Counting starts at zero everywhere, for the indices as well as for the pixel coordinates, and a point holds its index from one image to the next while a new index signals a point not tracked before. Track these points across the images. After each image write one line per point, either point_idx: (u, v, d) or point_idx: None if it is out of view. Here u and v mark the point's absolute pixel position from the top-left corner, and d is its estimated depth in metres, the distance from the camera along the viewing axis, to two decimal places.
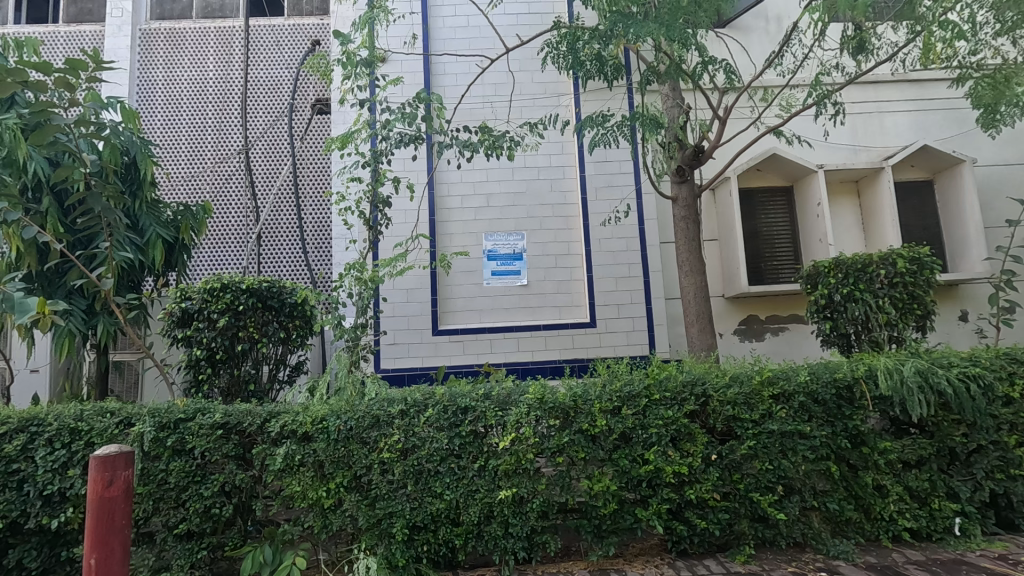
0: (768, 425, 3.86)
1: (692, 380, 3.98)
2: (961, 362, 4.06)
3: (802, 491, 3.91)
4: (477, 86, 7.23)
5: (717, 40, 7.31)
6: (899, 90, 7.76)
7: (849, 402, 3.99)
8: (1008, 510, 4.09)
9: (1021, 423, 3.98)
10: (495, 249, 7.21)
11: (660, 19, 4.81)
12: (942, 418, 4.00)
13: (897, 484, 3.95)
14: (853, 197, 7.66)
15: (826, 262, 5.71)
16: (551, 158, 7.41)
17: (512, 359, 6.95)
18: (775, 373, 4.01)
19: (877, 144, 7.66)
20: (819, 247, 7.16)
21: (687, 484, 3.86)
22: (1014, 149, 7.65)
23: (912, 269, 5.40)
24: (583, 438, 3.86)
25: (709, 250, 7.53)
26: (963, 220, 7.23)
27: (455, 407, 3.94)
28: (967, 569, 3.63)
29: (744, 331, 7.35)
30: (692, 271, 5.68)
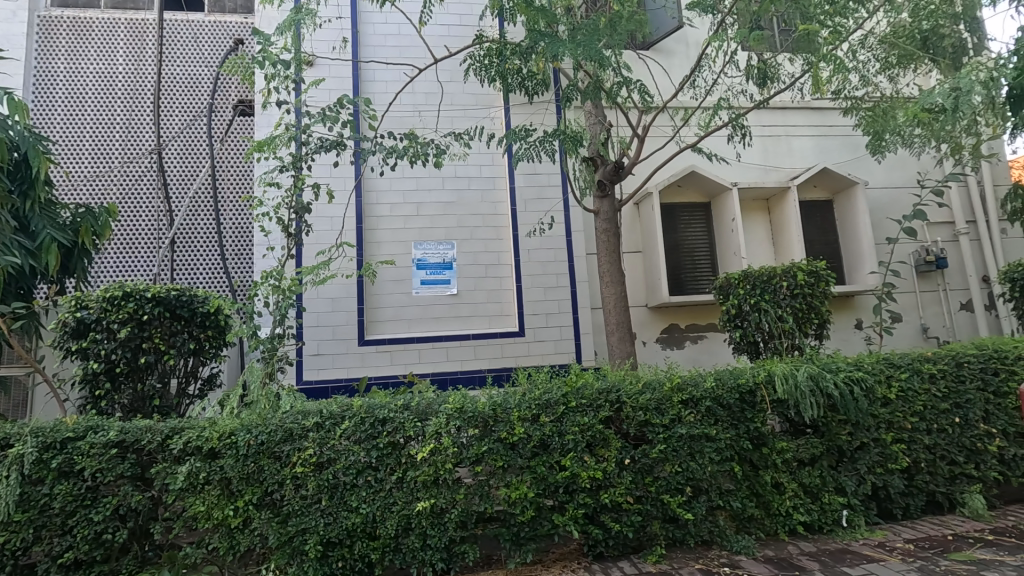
0: (677, 429, 4.05)
1: (607, 388, 4.13)
2: (847, 367, 4.44)
3: (709, 492, 4.12)
4: (408, 94, 7.21)
5: (639, 61, 7.69)
6: (803, 116, 8.44)
7: (751, 405, 4.26)
8: (887, 501, 4.49)
9: (897, 422, 4.40)
10: (424, 258, 7.18)
11: (578, 39, 4.99)
12: (832, 418, 4.35)
13: (793, 481, 4.25)
14: (763, 214, 8.22)
15: (736, 275, 6.10)
16: (481, 168, 7.48)
17: (441, 369, 6.92)
18: (685, 379, 4.23)
19: (784, 165, 8.28)
20: (733, 260, 7.63)
21: (603, 489, 3.98)
22: (898, 173, 8.49)
23: (811, 281, 5.83)
24: (501, 446, 3.90)
25: (634, 262, 7.83)
26: (857, 237, 7.93)
27: (373, 418, 3.88)
28: (851, 557, 3.94)
29: (666, 339, 7.67)
30: (614, 281, 5.89)
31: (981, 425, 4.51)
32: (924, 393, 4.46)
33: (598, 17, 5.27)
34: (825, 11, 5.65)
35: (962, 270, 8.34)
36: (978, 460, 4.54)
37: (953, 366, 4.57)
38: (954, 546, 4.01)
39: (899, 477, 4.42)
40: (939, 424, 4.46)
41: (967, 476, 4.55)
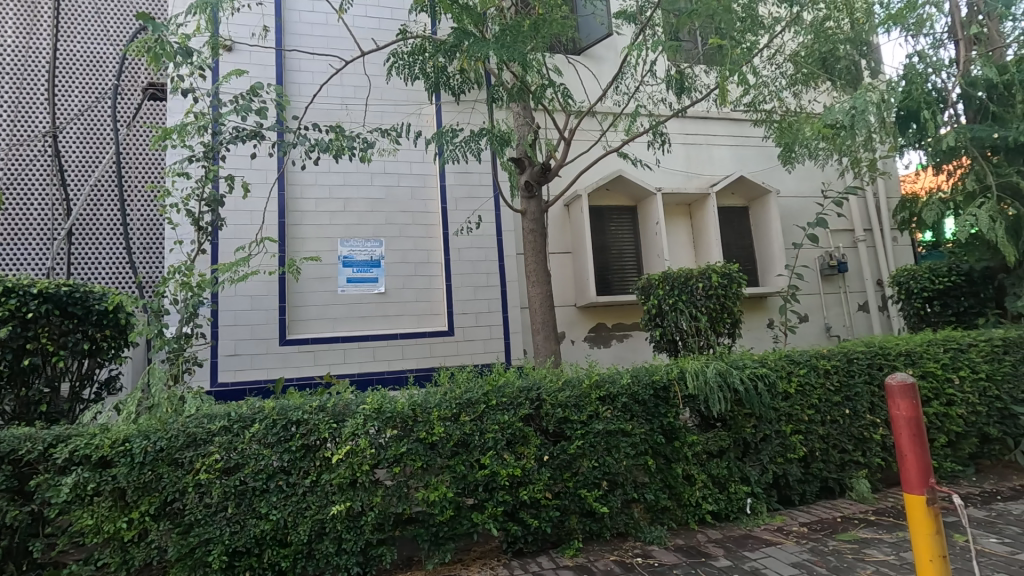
0: (595, 425, 4.16)
1: (528, 386, 4.18)
2: (752, 363, 4.72)
3: (624, 486, 4.25)
4: (335, 87, 7.00)
5: (570, 66, 7.85)
6: (722, 126, 8.91)
7: (664, 400, 4.45)
8: (786, 488, 4.81)
9: (795, 414, 4.73)
10: (350, 255, 6.98)
11: (501, 41, 5.02)
12: (738, 412, 4.60)
13: (702, 473, 4.47)
14: (686, 218, 8.60)
15: (657, 276, 6.35)
16: (412, 165, 7.37)
17: (367, 369, 6.76)
18: (603, 377, 4.36)
19: (705, 172, 8.70)
20: (656, 262, 7.93)
21: (522, 486, 4.01)
22: (806, 184, 9.14)
23: (725, 283, 6.13)
24: (420, 446, 3.84)
25: (563, 262, 7.97)
26: (769, 242, 8.48)
27: (285, 420, 3.73)
28: (752, 543, 4.19)
29: (593, 338, 7.86)
30: (540, 281, 5.98)
31: (868, 416, 4.93)
32: (819, 387, 4.82)
33: (522, 19, 5.32)
34: (735, 29, 6.01)
35: (860, 274, 9.10)
36: (864, 447, 4.96)
37: (845, 362, 4.95)
38: (842, 527, 4.35)
39: (797, 465, 4.75)
40: (832, 416, 4.84)
41: (855, 463, 4.96)
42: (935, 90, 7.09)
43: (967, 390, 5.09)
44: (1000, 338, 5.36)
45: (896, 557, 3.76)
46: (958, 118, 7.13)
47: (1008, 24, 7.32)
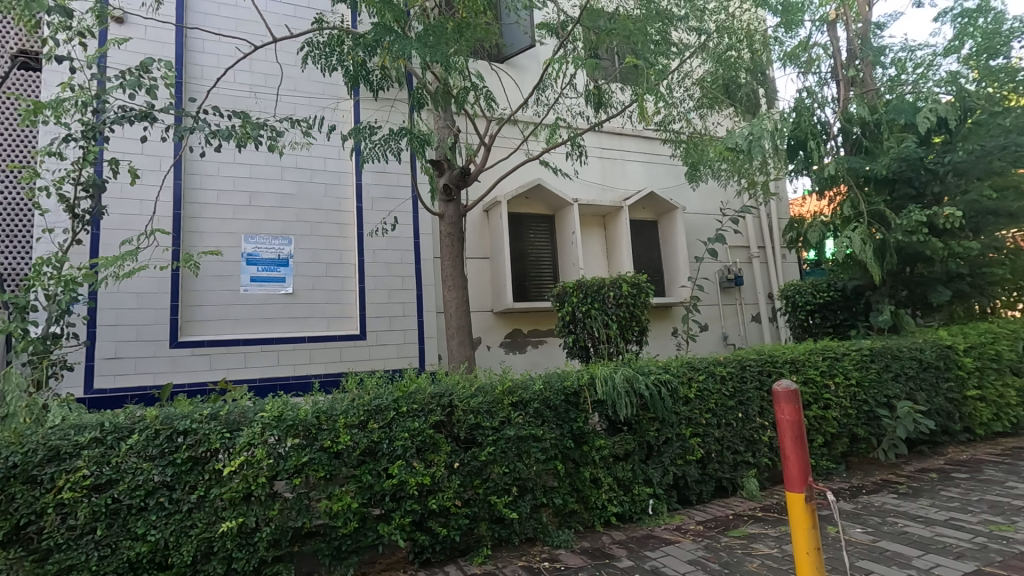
0: (506, 431, 4.15)
1: (440, 392, 4.10)
2: (656, 370, 4.95)
3: (534, 491, 4.27)
4: (243, 73, 6.58)
5: (493, 72, 7.90)
6: (635, 143, 9.35)
7: (574, 405, 4.55)
8: (686, 488, 5.07)
9: (694, 418, 5.01)
10: (255, 253, 6.54)
11: (425, 40, 4.95)
12: (643, 416, 4.81)
13: (608, 476, 4.61)
14: (600, 229, 8.90)
15: (571, 284, 6.50)
16: (326, 161, 7.06)
17: (270, 374, 6.35)
18: (516, 383, 4.38)
19: (618, 186, 9.06)
20: (571, 270, 8.14)
21: (431, 494, 3.91)
22: (709, 202, 9.78)
23: (633, 292, 6.37)
24: (324, 456, 3.64)
25: (481, 267, 7.96)
26: (676, 254, 8.98)
27: (169, 430, 3.39)
28: (653, 542, 4.36)
29: (508, 344, 7.91)
30: (455, 286, 5.92)
31: (757, 419, 5.32)
32: (716, 392, 5.14)
33: (447, 21, 5.30)
34: (650, 50, 6.36)
35: (754, 287, 9.86)
36: (754, 448, 5.35)
37: (739, 369, 5.32)
38: (733, 524, 4.65)
39: (695, 467, 5.02)
40: (727, 419, 5.17)
41: (745, 463, 5.33)
42: (820, 123, 7.85)
43: (841, 395, 5.64)
44: (867, 348, 6.00)
45: (778, 550, 4.06)
46: (837, 150, 7.95)
47: (878, 70, 8.29)
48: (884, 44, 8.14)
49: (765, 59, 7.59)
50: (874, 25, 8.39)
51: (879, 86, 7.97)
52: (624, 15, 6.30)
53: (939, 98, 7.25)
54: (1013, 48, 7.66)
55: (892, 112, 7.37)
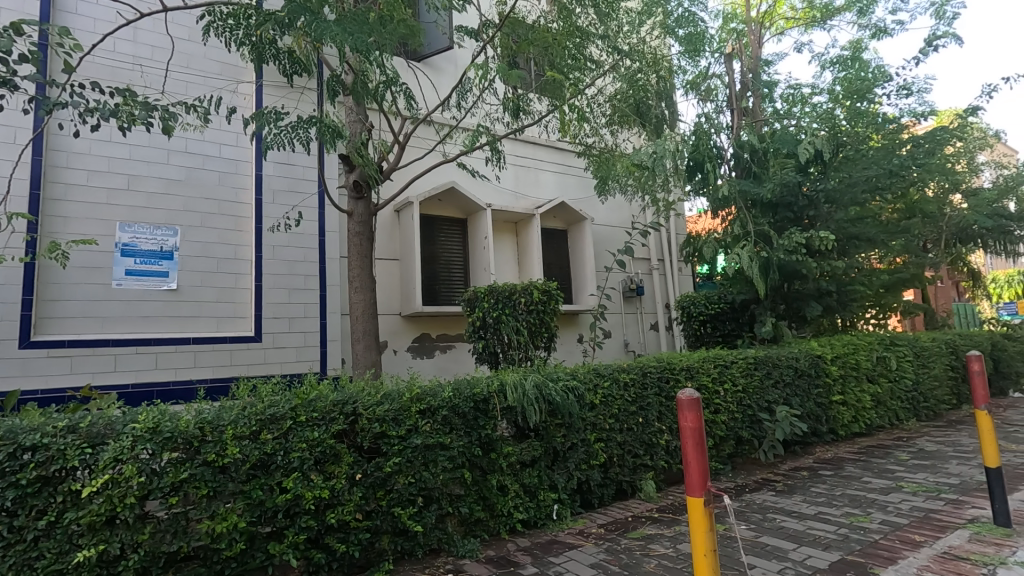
0: (413, 439, 4.00)
1: (343, 399, 3.86)
2: (565, 376, 5.03)
3: (439, 500, 4.15)
4: (126, 42, 5.89)
5: (409, 69, 7.71)
6: (548, 153, 9.54)
7: (483, 413, 4.50)
8: (588, 492, 5.18)
9: (599, 423, 5.14)
10: (133, 243, 5.83)
11: (346, 26, 4.73)
12: (550, 422, 4.87)
13: (515, 483, 4.59)
14: (512, 235, 8.96)
15: (483, 288, 6.45)
16: (222, 147, 6.49)
17: (146, 379, 5.70)
18: (424, 390, 4.23)
19: (531, 194, 9.18)
20: (482, 275, 8.11)
21: (329, 508, 3.65)
22: (616, 215, 10.19)
23: (544, 299, 6.45)
24: (207, 471, 3.28)
25: (390, 268, 7.70)
26: (584, 264, 9.26)
27: (13, 446, 2.91)
28: (557, 547, 4.39)
29: (416, 348, 7.70)
30: (363, 287, 5.65)
31: (656, 423, 5.56)
32: (619, 398, 5.32)
33: (368, 10, 5.11)
34: (568, 64, 6.57)
35: (654, 297, 10.40)
36: (652, 451, 5.58)
37: (641, 376, 5.55)
38: (632, 526, 4.81)
39: (598, 471, 5.14)
40: (629, 424, 5.36)
41: (644, 466, 5.54)
42: (717, 148, 8.48)
43: (729, 400, 6.07)
44: (752, 356, 6.52)
45: (674, 549, 4.25)
46: (730, 173, 8.62)
47: (767, 103, 9.13)
48: (772, 80, 8.98)
49: (671, 82, 8.08)
50: (764, 62, 9.24)
51: (767, 117, 8.76)
52: (544, 27, 6.45)
53: (816, 133, 8.11)
54: (874, 95, 8.77)
55: (777, 142, 8.13)
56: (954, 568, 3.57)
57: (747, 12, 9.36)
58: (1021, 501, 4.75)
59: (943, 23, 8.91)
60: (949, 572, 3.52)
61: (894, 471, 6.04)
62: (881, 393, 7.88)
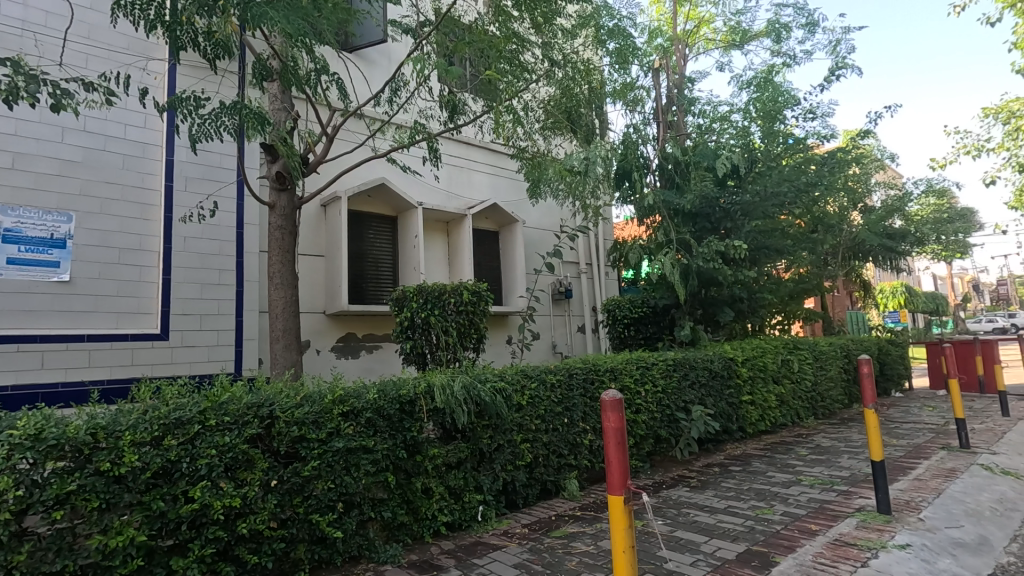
0: (334, 443, 3.85)
1: (258, 401, 3.66)
2: (493, 378, 5.04)
3: (361, 505, 4.01)
4: (14, 4, 5.28)
5: (339, 59, 7.45)
6: (481, 154, 9.54)
7: (409, 415, 4.40)
8: (513, 493, 5.21)
9: (525, 424, 5.19)
10: (17, 229, 5.21)
11: (276, 7, 4.51)
12: (477, 424, 4.85)
13: (440, 485, 4.54)
14: (443, 235, 8.87)
15: (412, 288, 6.33)
16: (127, 129, 5.97)
17: (29, 380, 5.12)
18: (347, 391, 4.09)
19: (464, 194, 9.14)
20: (412, 274, 7.97)
21: (240, 517, 3.44)
22: (547, 219, 10.35)
23: (473, 300, 6.43)
24: (99, 481, 2.99)
25: (314, 265, 7.39)
26: (514, 266, 9.34)
27: None
28: (481, 549, 4.38)
29: (340, 348, 7.44)
30: (284, 284, 5.39)
31: (580, 424, 5.69)
32: (546, 399, 5.40)
33: None
34: (503, 68, 6.60)
35: (581, 301, 10.65)
36: (576, 451, 5.70)
37: (567, 377, 5.66)
38: (555, 525, 4.89)
39: (523, 472, 5.18)
40: (554, 425, 5.45)
41: (568, 465, 5.65)
42: (644, 158, 8.82)
43: (649, 400, 6.32)
44: (672, 358, 6.82)
45: (594, 546, 4.37)
46: (655, 183, 8.99)
47: (689, 118, 9.63)
48: (694, 96, 9.47)
49: (602, 92, 8.33)
50: (688, 79, 9.72)
51: (690, 132, 9.23)
52: (480, 28, 6.46)
53: (733, 149, 8.64)
54: (783, 117, 9.47)
55: (698, 156, 8.60)
56: (844, 553, 3.90)
57: (674, 30, 9.81)
58: (900, 490, 5.27)
59: (842, 53, 9.76)
60: (839, 557, 3.85)
61: (794, 466, 6.53)
62: (784, 393, 8.51)
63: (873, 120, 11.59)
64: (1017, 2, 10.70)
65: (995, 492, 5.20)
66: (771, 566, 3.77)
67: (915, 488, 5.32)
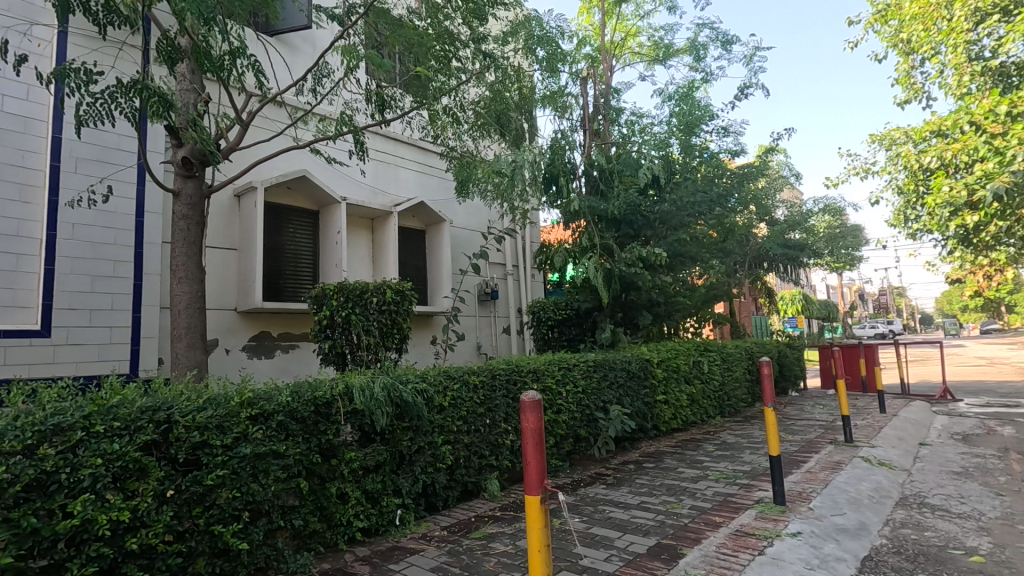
0: (241, 448, 3.62)
1: (154, 405, 3.37)
2: (414, 379, 4.94)
3: (269, 514, 3.79)
4: None
5: (258, 42, 7.05)
6: (409, 151, 9.37)
7: (325, 417, 4.23)
8: (433, 495, 5.14)
9: (446, 426, 5.14)
10: None
11: None
12: (397, 426, 4.75)
13: (357, 490, 4.40)
14: (367, 232, 8.62)
15: (332, 286, 6.09)
16: (5, 100, 5.32)
17: None
18: (257, 393, 3.87)
19: (390, 191, 8.94)
20: (334, 271, 7.69)
21: (129, 532, 3.13)
22: (474, 219, 10.34)
23: (397, 300, 6.29)
24: None
25: (225, 259, 6.94)
26: (440, 266, 9.25)
27: None
28: (398, 554, 4.28)
29: (253, 348, 7.03)
30: (189, 278, 5.02)
31: (502, 424, 5.72)
32: (468, 400, 5.37)
33: None
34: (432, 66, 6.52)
35: (507, 302, 10.72)
36: (497, 452, 5.72)
37: (489, 378, 5.66)
38: (474, 526, 4.87)
39: (444, 474, 5.13)
40: (476, 425, 5.44)
41: (489, 466, 5.65)
42: (571, 163, 9.01)
43: (569, 400, 6.46)
44: (592, 360, 7.01)
45: (512, 546, 4.39)
46: (581, 188, 9.20)
47: (614, 127, 9.96)
48: (620, 107, 9.82)
49: (531, 98, 8.44)
50: (614, 89, 10.06)
51: (614, 140, 9.56)
52: (411, 23, 6.35)
53: (654, 160, 9.04)
54: (700, 132, 10.03)
55: (622, 165, 8.91)
56: (744, 543, 4.17)
57: (602, 40, 10.12)
58: (794, 482, 5.72)
59: (753, 76, 10.49)
60: (740, 546, 4.10)
61: (702, 462, 6.91)
62: (695, 393, 8.99)
63: (776, 139, 12.58)
64: (900, 43, 11.97)
65: (873, 482, 5.77)
66: (678, 558, 3.96)
67: (807, 480, 5.79)
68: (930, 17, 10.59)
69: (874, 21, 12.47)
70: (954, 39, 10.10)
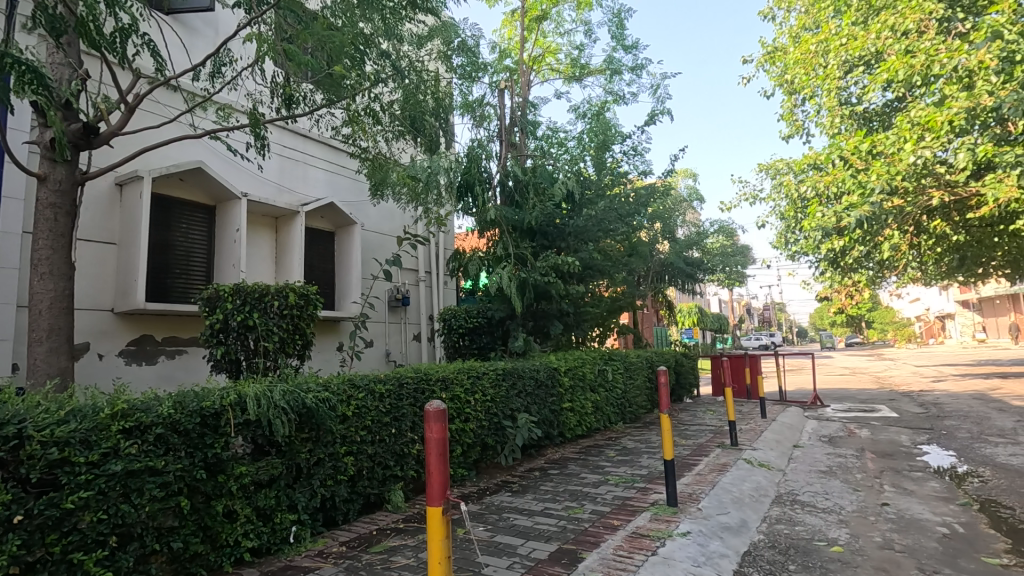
0: (110, 465, 3.25)
1: (1, 418, 2.94)
2: (316, 387, 4.69)
3: (142, 537, 3.43)
4: None
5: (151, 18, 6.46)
6: (319, 149, 8.99)
7: (212, 429, 3.92)
8: (332, 509, 4.93)
9: (349, 436, 4.95)
10: None
11: None
12: (295, 438, 4.50)
13: (246, 507, 4.10)
14: (270, 231, 8.14)
15: (227, 287, 5.63)
16: None
17: None
18: (132, 404, 3.50)
19: (296, 189, 8.51)
20: (231, 272, 7.17)
21: None
22: (386, 223, 10.10)
23: (300, 304, 5.97)
24: None
25: (102, 253, 6.25)
26: (349, 269, 8.94)
27: None
28: (290, 573, 4.04)
29: (131, 353, 6.37)
30: (54, 274, 4.46)
31: (408, 434, 5.60)
32: (373, 409, 5.20)
33: None
34: (347, 63, 6.30)
35: (418, 309, 10.55)
36: (403, 462, 5.59)
37: (396, 387, 5.50)
38: (375, 540, 4.71)
39: (344, 487, 4.92)
40: (381, 436, 5.28)
41: (394, 477, 5.51)
42: (487, 172, 9.07)
43: (477, 409, 6.46)
44: (502, 368, 7.06)
45: (414, 559, 4.30)
46: (496, 198, 9.28)
47: (531, 140, 10.19)
48: (536, 121, 10.06)
49: (448, 104, 8.42)
50: (531, 103, 10.29)
51: (530, 153, 9.77)
52: (325, 18, 6.12)
53: (568, 174, 9.33)
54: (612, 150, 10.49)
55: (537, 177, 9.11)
56: (638, 544, 4.37)
57: (521, 55, 10.34)
58: (686, 484, 6.09)
59: (659, 102, 11.16)
60: (635, 548, 4.30)
61: (603, 467, 7.17)
62: (599, 400, 9.33)
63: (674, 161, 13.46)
64: (786, 83, 13.29)
65: (754, 482, 6.29)
66: (578, 562, 4.07)
67: (697, 481, 6.20)
68: (809, 63, 11.88)
69: (764, 62, 13.78)
70: (828, 85, 11.40)
